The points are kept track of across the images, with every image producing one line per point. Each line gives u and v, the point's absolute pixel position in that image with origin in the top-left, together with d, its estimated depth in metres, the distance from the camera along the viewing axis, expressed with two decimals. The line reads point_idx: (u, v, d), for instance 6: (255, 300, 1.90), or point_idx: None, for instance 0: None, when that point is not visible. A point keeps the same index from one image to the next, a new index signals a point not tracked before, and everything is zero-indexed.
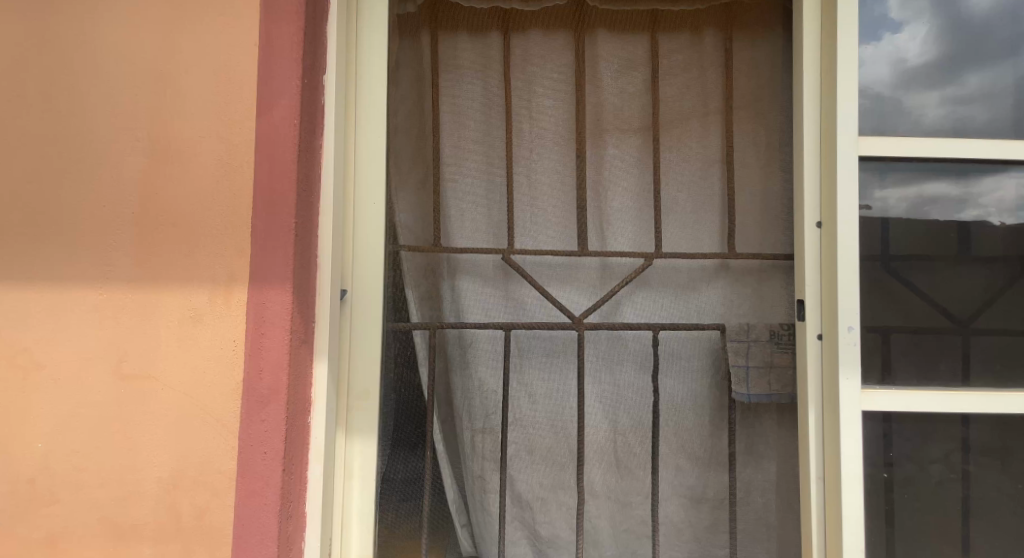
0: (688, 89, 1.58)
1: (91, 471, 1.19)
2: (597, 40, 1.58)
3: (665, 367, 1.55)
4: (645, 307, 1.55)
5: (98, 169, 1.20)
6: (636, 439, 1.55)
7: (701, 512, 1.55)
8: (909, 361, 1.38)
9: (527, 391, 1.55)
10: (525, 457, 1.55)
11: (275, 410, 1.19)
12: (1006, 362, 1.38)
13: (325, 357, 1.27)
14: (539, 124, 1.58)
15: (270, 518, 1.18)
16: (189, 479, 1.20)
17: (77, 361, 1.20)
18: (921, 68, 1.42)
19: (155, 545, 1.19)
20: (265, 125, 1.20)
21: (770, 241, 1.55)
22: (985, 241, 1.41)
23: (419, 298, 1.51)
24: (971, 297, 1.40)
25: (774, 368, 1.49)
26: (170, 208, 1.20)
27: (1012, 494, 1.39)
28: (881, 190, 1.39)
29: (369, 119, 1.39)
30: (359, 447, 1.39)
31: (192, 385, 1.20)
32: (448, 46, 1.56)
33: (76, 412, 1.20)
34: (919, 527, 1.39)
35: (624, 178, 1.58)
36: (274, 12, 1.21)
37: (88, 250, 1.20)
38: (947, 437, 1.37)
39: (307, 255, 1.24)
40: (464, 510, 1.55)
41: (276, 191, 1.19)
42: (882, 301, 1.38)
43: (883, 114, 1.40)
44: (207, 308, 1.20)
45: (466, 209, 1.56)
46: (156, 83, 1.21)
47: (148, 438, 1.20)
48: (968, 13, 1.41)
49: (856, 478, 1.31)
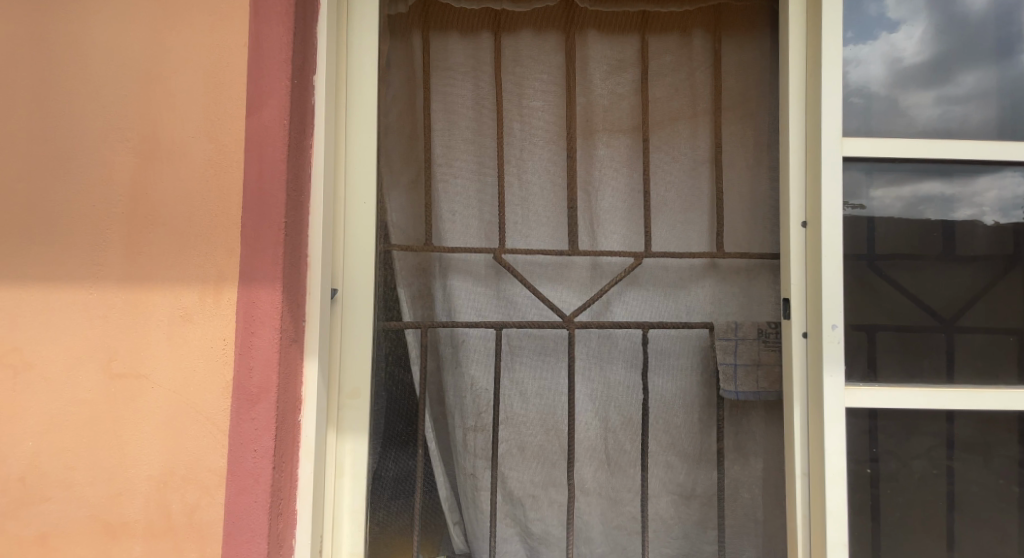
0: (676, 89, 1.59)
1: (81, 470, 1.22)
2: (588, 40, 1.59)
3: (654, 366, 1.55)
4: (634, 307, 1.56)
5: (90, 172, 1.23)
6: (626, 436, 1.56)
7: (691, 509, 1.55)
8: (895, 360, 1.38)
9: (518, 389, 1.56)
10: (517, 455, 1.56)
11: (264, 409, 1.21)
12: (991, 361, 1.38)
13: (314, 354, 1.29)
14: (529, 124, 1.59)
15: (258, 514, 1.20)
16: (178, 478, 1.22)
17: (67, 360, 1.22)
18: (912, 67, 1.42)
19: (146, 541, 1.22)
20: (254, 126, 1.23)
21: (758, 241, 1.56)
22: (969, 240, 1.41)
23: (410, 297, 1.53)
24: (955, 296, 1.40)
25: (761, 366, 1.49)
26: (161, 209, 1.23)
27: (995, 490, 1.39)
28: (869, 190, 1.39)
29: (359, 120, 1.42)
30: (349, 446, 1.40)
31: (182, 382, 1.22)
32: (438, 47, 1.58)
33: (69, 409, 1.22)
34: (905, 524, 1.39)
35: (614, 177, 1.60)
36: (263, 16, 1.24)
37: (79, 252, 1.23)
38: (931, 433, 1.37)
39: (297, 255, 1.26)
40: (456, 508, 1.56)
41: (265, 190, 1.22)
42: (867, 300, 1.38)
43: (874, 113, 1.40)
44: (197, 307, 1.22)
45: (458, 209, 1.58)
46: (145, 87, 1.24)
47: (137, 435, 1.22)
48: (959, 13, 1.41)
49: (841, 476, 1.32)
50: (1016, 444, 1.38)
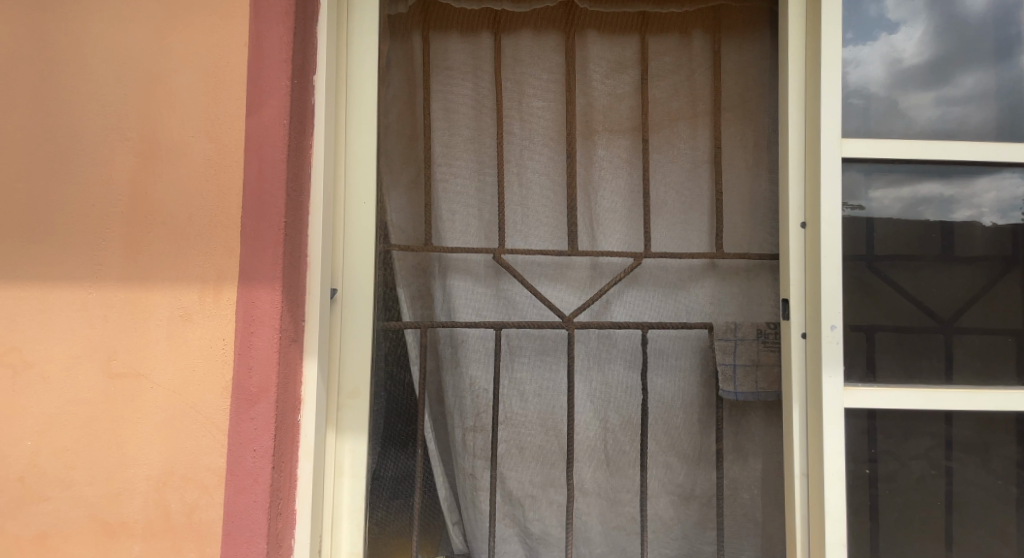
0: (676, 90, 1.60)
1: (81, 469, 1.22)
2: (588, 40, 1.60)
3: (654, 366, 1.56)
4: (634, 307, 1.56)
5: (89, 172, 1.23)
6: (626, 437, 1.56)
7: (690, 509, 1.56)
8: (893, 361, 1.38)
9: (518, 389, 1.56)
10: (516, 455, 1.56)
11: (264, 408, 1.21)
12: (989, 362, 1.38)
13: (314, 354, 1.29)
14: (529, 124, 1.59)
15: (258, 514, 1.20)
16: (177, 477, 1.22)
17: (67, 359, 1.23)
18: (912, 68, 1.42)
19: (145, 541, 1.22)
20: (254, 126, 1.23)
21: (758, 241, 1.56)
22: (968, 241, 1.41)
23: (410, 297, 1.53)
24: (954, 296, 1.40)
25: (760, 366, 1.49)
26: (161, 208, 1.23)
27: (993, 491, 1.40)
28: (868, 190, 1.39)
29: (359, 120, 1.42)
30: (349, 446, 1.40)
31: (181, 382, 1.22)
32: (438, 46, 1.58)
33: (68, 409, 1.22)
34: (904, 524, 1.40)
35: (614, 177, 1.60)
36: (263, 16, 1.24)
37: (79, 251, 1.23)
38: (930, 433, 1.38)
39: (297, 255, 1.26)
40: (455, 508, 1.56)
41: (265, 190, 1.22)
42: (866, 300, 1.38)
43: (874, 114, 1.40)
44: (196, 307, 1.22)
45: (457, 209, 1.58)
46: (145, 86, 1.24)
47: (137, 435, 1.22)
48: (958, 14, 1.42)
49: (840, 476, 1.32)
50: (1015, 444, 1.38)
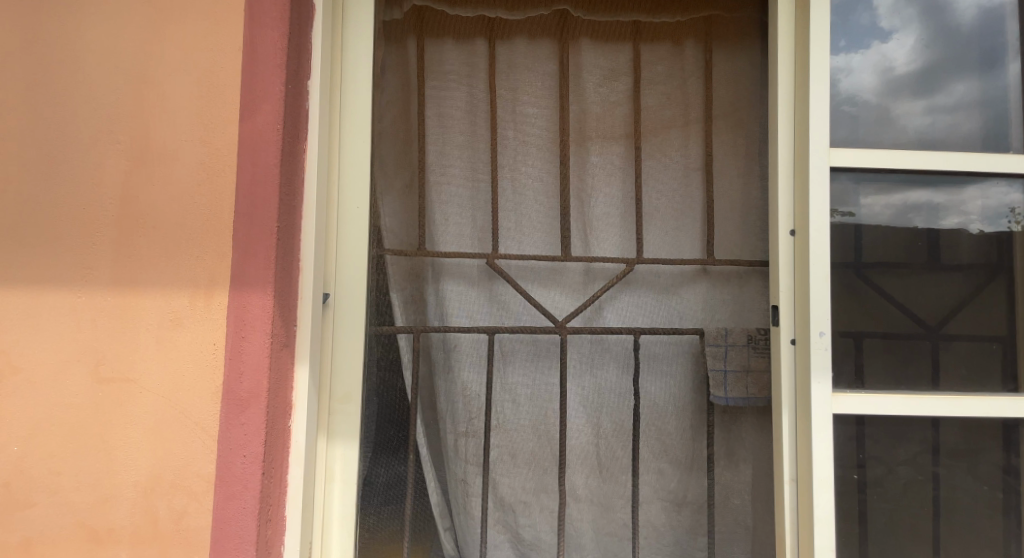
0: (668, 99, 1.61)
1: (67, 475, 1.20)
2: (581, 49, 1.61)
3: (646, 371, 1.57)
4: (627, 311, 1.58)
5: (80, 174, 1.22)
6: (619, 443, 1.57)
7: (682, 516, 1.56)
8: (882, 366, 1.40)
9: (511, 395, 1.56)
10: (508, 461, 1.56)
11: (254, 414, 1.20)
12: (973, 367, 1.41)
13: (305, 359, 1.28)
14: (523, 131, 1.60)
15: (248, 520, 1.19)
16: (166, 483, 1.20)
17: (55, 363, 1.21)
18: (902, 77, 1.44)
19: (132, 547, 1.20)
20: (248, 131, 1.23)
21: (749, 247, 1.57)
22: (954, 249, 1.43)
23: (403, 302, 1.53)
24: (940, 303, 1.43)
25: (751, 372, 1.50)
26: (153, 211, 1.22)
27: (977, 496, 1.42)
28: (857, 198, 1.41)
29: (353, 124, 1.41)
30: (340, 451, 1.39)
31: (171, 387, 1.21)
32: (434, 53, 1.58)
33: (55, 414, 1.21)
34: (890, 527, 1.41)
35: (607, 182, 1.61)
36: (258, 20, 1.24)
37: (68, 254, 1.21)
38: (916, 439, 1.39)
39: (289, 259, 1.25)
40: (447, 513, 1.55)
41: (258, 195, 1.22)
42: (855, 306, 1.40)
43: (864, 121, 1.42)
44: (187, 312, 1.22)
45: (451, 214, 1.58)
46: (138, 88, 1.24)
47: (126, 440, 1.21)
48: (948, 25, 1.45)
49: (828, 481, 1.33)
50: (1001, 450, 1.39)
